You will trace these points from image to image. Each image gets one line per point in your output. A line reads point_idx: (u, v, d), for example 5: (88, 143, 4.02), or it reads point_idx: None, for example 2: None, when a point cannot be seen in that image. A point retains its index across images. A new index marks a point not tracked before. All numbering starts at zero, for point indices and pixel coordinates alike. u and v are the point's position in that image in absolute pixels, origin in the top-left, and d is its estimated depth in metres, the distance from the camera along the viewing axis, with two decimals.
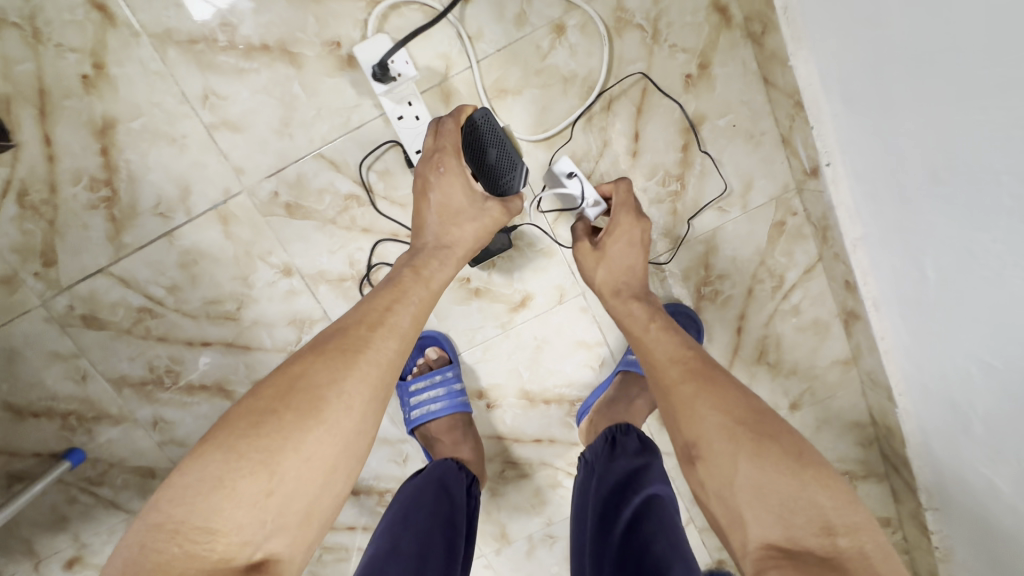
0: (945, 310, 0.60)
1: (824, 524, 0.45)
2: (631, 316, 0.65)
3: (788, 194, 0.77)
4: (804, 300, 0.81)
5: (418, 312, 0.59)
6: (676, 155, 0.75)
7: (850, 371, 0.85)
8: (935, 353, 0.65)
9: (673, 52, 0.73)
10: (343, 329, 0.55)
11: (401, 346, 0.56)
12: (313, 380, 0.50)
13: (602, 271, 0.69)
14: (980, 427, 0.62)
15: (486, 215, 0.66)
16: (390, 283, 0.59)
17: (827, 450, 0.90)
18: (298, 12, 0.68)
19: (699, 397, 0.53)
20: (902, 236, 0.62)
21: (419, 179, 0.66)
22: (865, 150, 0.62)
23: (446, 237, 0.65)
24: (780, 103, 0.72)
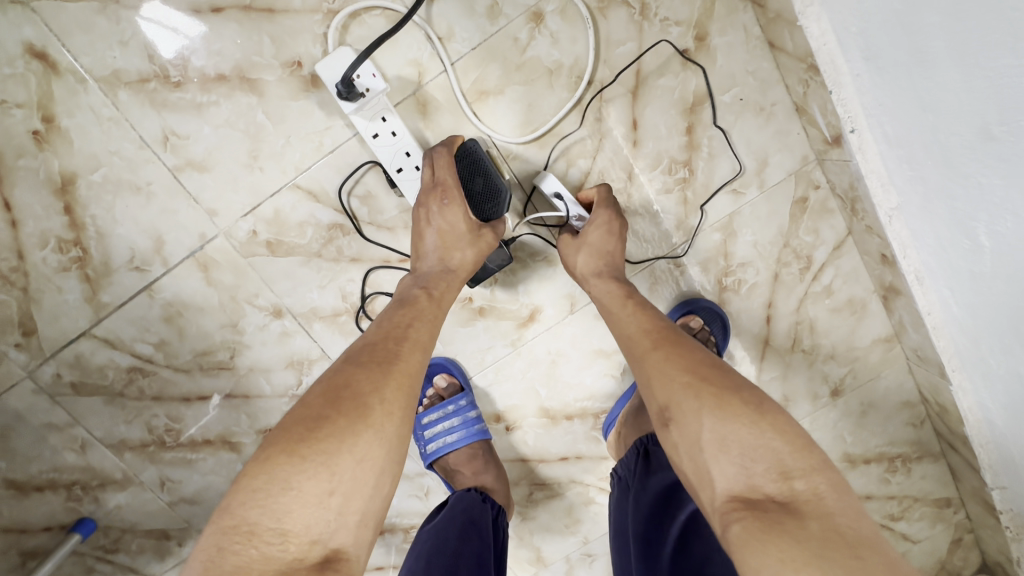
0: (1005, 280, 0.53)
1: (781, 469, 0.44)
2: (605, 294, 0.62)
3: (808, 167, 0.70)
4: (836, 279, 0.75)
5: (437, 328, 0.55)
6: (681, 139, 0.68)
7: (894, 349, 0.79)
8: (995, 325, 0.58)
9: (665, 26, 0.66)
10: (373, 337, 0.51)
11: (428, 355, 0.52)
12: (360, 383, 0.46)
13: (579, 257, 0.65)
14: None
15: (482, 242, 0.61)
16: (404, 302, 0.55)
17: (876, 433, 0.84)
18: (252, 34, 0.63)
19: (667, 361, 0.52)
20: (945, 200, 0.55)
21: (419, 210, 0.60)
22: (895, 109, 0.55)
23: (456, 251, 0.60)
24: (790, 68, 0.65)
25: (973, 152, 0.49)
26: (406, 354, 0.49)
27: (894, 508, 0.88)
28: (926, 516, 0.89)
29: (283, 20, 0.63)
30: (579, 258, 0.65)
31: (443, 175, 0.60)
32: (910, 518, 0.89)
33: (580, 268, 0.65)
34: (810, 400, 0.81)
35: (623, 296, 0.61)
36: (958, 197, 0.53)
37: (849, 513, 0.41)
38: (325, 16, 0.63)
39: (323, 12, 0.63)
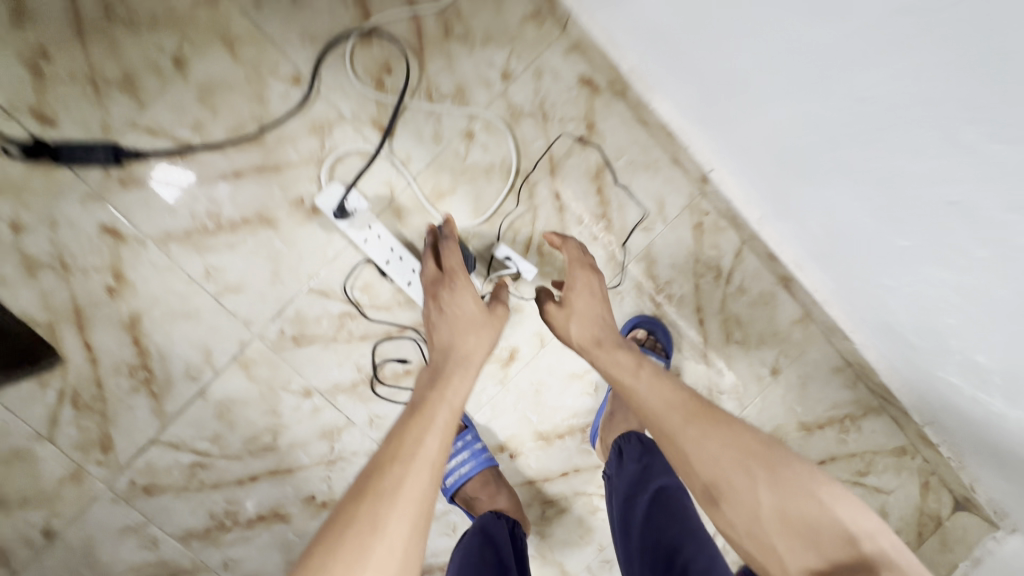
0: (868, 253, 0.68)
1: (846, 538, 0.55)
2: (616, 363, 0.70)
3: (696, 200, 0.90)
4: (745, 280, 0.93)
5: (447, 435, 0.59)
6: (595, 198, 0.90)
7: (811, 326, 0.96)
8: (858, 289, 0.77)
9: (563, 122, 0.87)
10: (380, 460, 0.56)
11: (436, 473, 0.56)
12: (358, 521, 0.51)
13: (575, 323, 0.74)
14: (913, 336, 0.74)
15: (490, 323, 0.73)
16: (414, 412, 0.60)
17: (820, 401, 0.98)
18: (265, 185, 0.84)
19: (708, 438, 0.61)
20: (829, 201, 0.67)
21: (433, 300, 0.75)
22: (739, 155, 0.77)
23: (462, 344, 0.69)
24: (661, 135, 0.87)
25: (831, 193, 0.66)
26: (405, 479, 0.54)
27: (860, 464, 1.01)
28: (887, 465, 1.02)
29: (286, 171, 0.85)
30: (578, 328, 0.74)
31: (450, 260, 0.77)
32: (876, 471, 1.02)
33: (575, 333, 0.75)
34: (755, 381, 0.96)
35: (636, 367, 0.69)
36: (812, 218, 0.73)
37: (908, 561, 0.53)
38: (316, 163, 0.85)
39: (314, 160, 0.85)
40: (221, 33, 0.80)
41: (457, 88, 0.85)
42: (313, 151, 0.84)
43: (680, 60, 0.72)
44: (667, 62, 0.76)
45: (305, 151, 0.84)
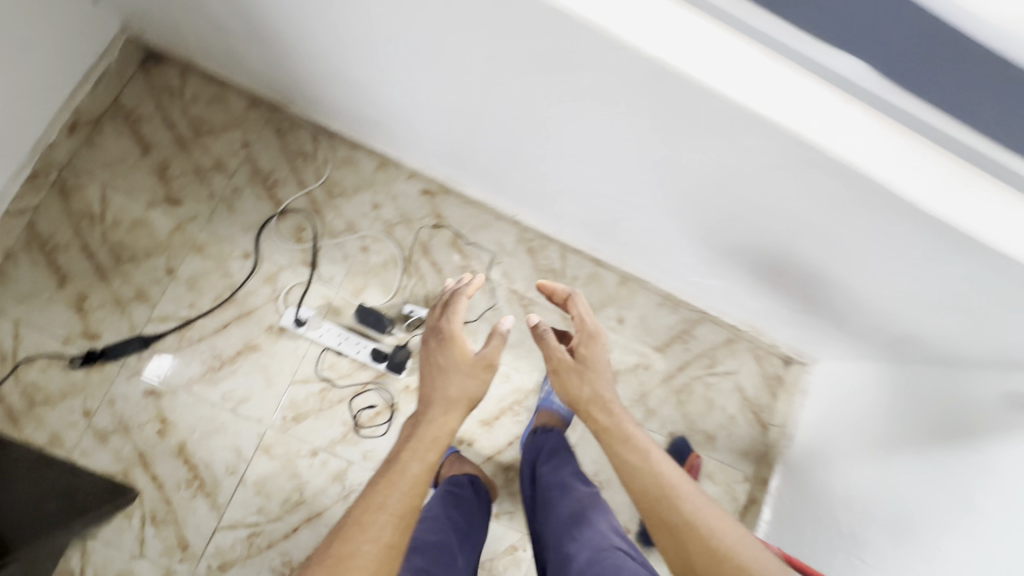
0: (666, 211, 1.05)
1: None
2: (621, 440, 0.91)
3: (521, 233, 1.37)
4: (574, 269, 1.38)
5: (417, 487, 0.74)
6: (459, 255, 1.35)
7: (630, 282, 1.41)
8: (629, 244, 1.28)
9: (421, 218, 1.35)
10: (369, 499, 0.71)
11: (398, 522, 0.70)
12: (337, 555, 0.66)
13: (576, 384, 0.99)
14: (668, 255, 1.24)
15: (470, 377, 0.90)
16: (397, 469, 0.75)
17: (661, 327, 1.41)
18: (243, 326, 1.25)
19: (695, 527, 0.79)
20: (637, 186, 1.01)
21: (429, 361, 0.93)
22: (529, 199, 1.25)
23: (446, 402, 0.85)
24: (482, 204, 1.36)
25: (591, 204, 1.14)
26: (383, 514, 0.70)
27: (708, 360, 1.43)
28: (728, 354, 1.43)
29: (255, 312, 1.26)
30: (584, 391, 0.98)
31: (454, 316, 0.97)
32: (721, 360, 1.43)
33: (575, 394, 0.99)
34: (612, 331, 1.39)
35: (619, 431, 0.92)
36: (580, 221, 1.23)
37: None
38: (272, 300, 1.26)
39: (270, 299, 1.26)
40: (192, 245, 1.26)
41: (349, 223, 1.32)
42: (269, 294, 1.27)
43: (468, 165, 1.23)
44: (460, 168, 1.26)
45: (264, 295, 1.26)
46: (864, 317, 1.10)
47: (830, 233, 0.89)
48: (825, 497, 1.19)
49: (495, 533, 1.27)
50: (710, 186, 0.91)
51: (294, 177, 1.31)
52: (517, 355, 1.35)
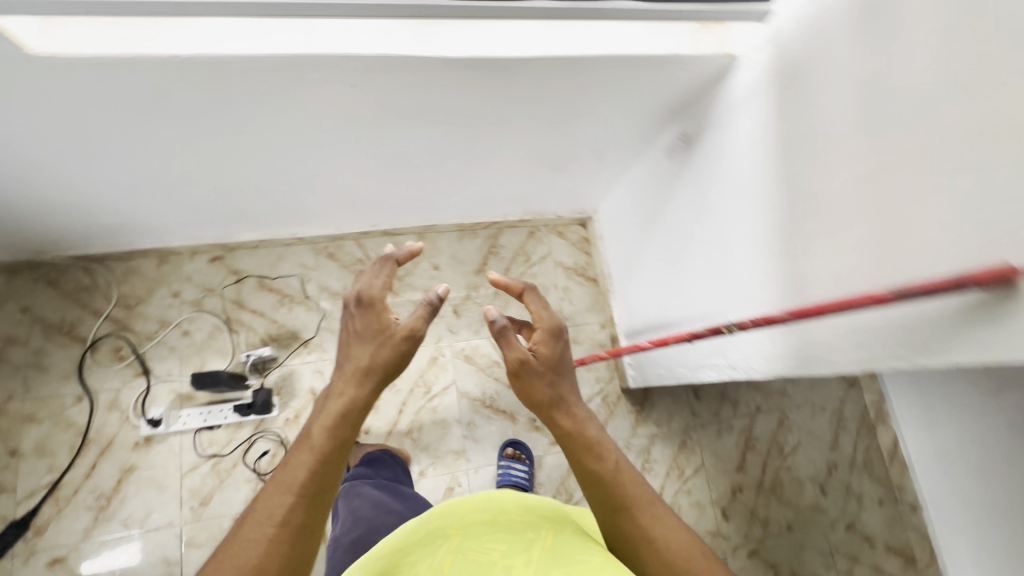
0: (401, 133, 1.05)
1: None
2: (582, 450, 0.78)
3: (314, 246, 1.51)
4: (375, 249, 1.54)
5: (326, 472, 0.69)
6: (272, 293, 1.47)
7: (426, 234, 1.59)
8: (396, 210, 1.44)
9: (222, 282, 1.45)
10: (276, 483, 0.67)
11: (302, 507, 0.66)
12: (243, 531, 0.64)
13: (541, 391, 0.81)
14: (427, 202, 1.42)
15: (387, 345, 0.77)
16: (309, 445, 0.70)
17: (472, 254, 1.60)
18: (111, 456, 1.30)
19: (654, 539, 0.71)
20: (364, 123, 0.99)
21: (350, 332, 0.79)
22: (291, 217, 1.40)
23: (356, 374, 0.75)
24: (267, 241, 1.49)
25: (334, 193, 1.30)
26: (290, 493, 0.66)
27: (523, 257, 1.64)
28: (536, 244, 1.66)
29: (115, 439, 1.31)
30: (545, 393, 0.81)
31: (374, 283, 0.80)
32: (533, 251, 1.65)
33: (538, 400, 0.81)
34: (434, 280, 1.57)
35: (580, 438, 0.79)
36: (342, 210, 1.39)
37: None
38: (125, 420, 1.32)
39: (123, 421, 1.32)
40: (24, 419, 1.29)
41: (160, 321, 1.40)
42: (120, 417, 1.32)
43: (222, 217, 1.35)
44: (223, 224, 1.38)
45: (115, 420, 1.32)
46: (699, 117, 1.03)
47: (486, 122, 1.06)
48: (631, 303, 1.48)
49: (429, 487, 1.40)
50: (409, 99, 0.92)
51: (89, 312, 1.38)
52: None
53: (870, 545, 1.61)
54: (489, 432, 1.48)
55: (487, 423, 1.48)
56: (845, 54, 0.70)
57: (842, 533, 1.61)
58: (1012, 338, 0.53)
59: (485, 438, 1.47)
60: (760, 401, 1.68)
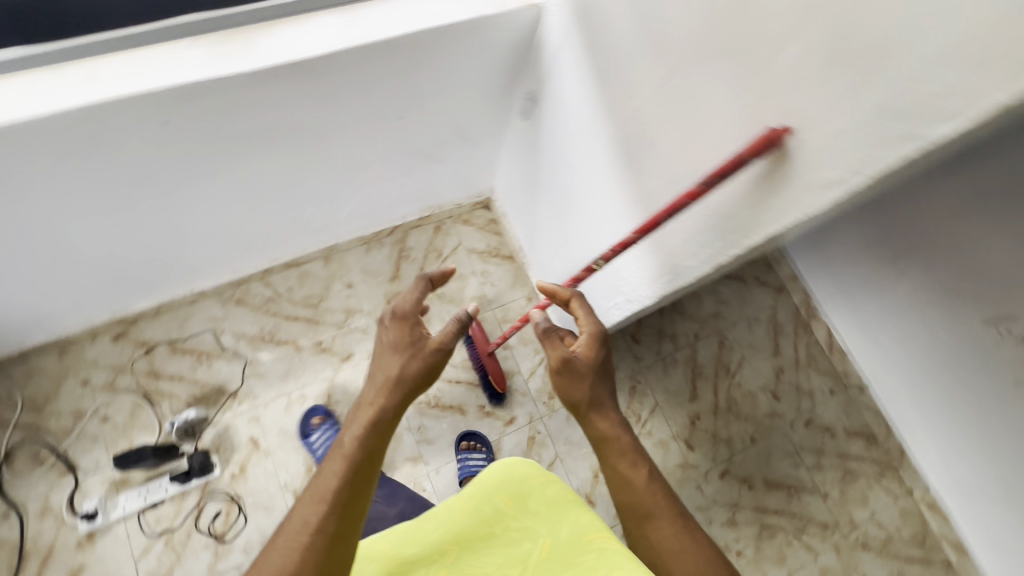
0: (248, 159, 1.03)
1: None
2: (615, 450, 0.90)
3: (219, 296, 1.48)
4: (283, 284, 1.52)
5: (363, 475, 0.81)
6: (187, 355, 1.43)
7: (332, 255, 1.56)
8: (290, 240, 1.41)
9: (131, 357, 1.40)
10: (312, 492, 0.79)
11: (341, 508, 0.78)
12: (296, 526, 0.76)
13: (583, 392, 0.93)
14: (317, 224, 1.39)
15: (414, 358, 0.92)
16: (348, 449, 0.83)
17: (383, 262, 1.58)
18: (54, 563, 1.24)
19: (670, 535, 0.82)
20: (204, 156, 0.97)
21: (382, 347, 0.94)
22: (182, 273, 1.36)
23: (385, 386, 0.89)
24: (168, 304, 1.44)
25: (215, 238, 1.26)
26: (332, 494, 0.78)
27: (435, 252, 1.62)
28: (444, 238, 1.64)
29: (55, 544, 1.25)
30: (581, 394, 0.93)
31: (406, 301, 0.95)
32: (444, 245, 1.64)
33: (579, 398, 0.93)
34: (351, 299, 1.54)
35: (612, 441, 0.91)
36: (231, 252, 1.35)
37: None
38: (61, 523, 1.27)
39: (58, 524, 1.27)
40: None
41: (75, 413, 1.35)
42: (55, 522, 1.27)
43: (109, 291, 1.30)
44: (113, 298, 1.34)
45: (50, 526, 1.26)
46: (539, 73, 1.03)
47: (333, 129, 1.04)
48: (541, 269, 1.49)
49: None
50: (235, 119, 0.91)
51: None
52: (298, 375, 1.46)
53: (831, 434, 1.67)
54: (441, 431, 1.48)
55: (436, 422, 1.48)
56: None
57: (802, 431, 1.67)
58: (794, 195, 0.56)
59: (439, 437, 1.47)
60: (697, 328, 1.73)
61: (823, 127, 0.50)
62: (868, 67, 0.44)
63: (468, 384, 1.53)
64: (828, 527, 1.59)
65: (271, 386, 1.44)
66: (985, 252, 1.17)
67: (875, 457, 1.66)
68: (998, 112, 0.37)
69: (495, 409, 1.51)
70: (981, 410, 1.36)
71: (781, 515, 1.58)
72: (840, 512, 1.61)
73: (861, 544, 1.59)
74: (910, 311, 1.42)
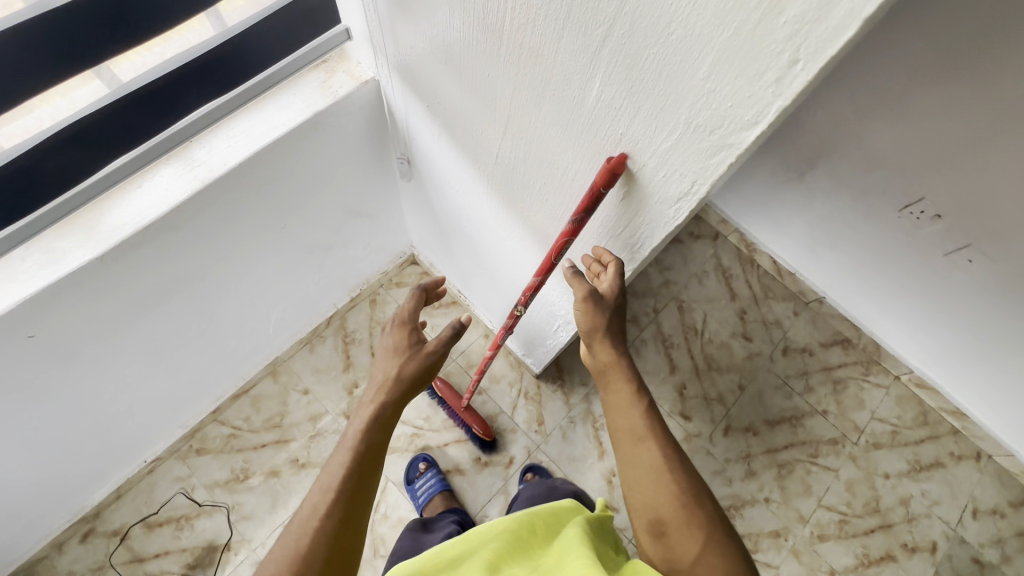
0: (142, 325, 0.97)
1: (704, 529, 0.65)
2: (616, 381, 0.77)
3: (177, 454, 1.39)
4: (238, 416, 1.44)
5: (369, 469, 0.74)
6: (166, 526, 1.35)
7: (277, 368, 1.49)
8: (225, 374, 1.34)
9: (106, 552, 1.31)
10: (316, 485, 0.71)
11: (345, 503, 0.70)
12: (300, 520, 0.68)
13: (603, 318, 0.76)
14: (246, 349, 1.31)
15: (416, 356, 0.87)
16: (352, 440, 0.76)
17: (330, 355, 1.52)
18: None
19: (666, 467, 0.70)
20: (94, 342, 0.92)
21: (381, 348, 0.89)
22: (127, 451, 1.28)
23: (384, 385, 0.83)
24: (123, 485, 1.34)
25: (140, 408, 1.17)
26: (337, 485, 0.71)
27: (378, 325, 1.55)
28: (383, 308, 1.57)
29: None
30: (601, 320, 0.76)
31: (406, 308, 0.93)
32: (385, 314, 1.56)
33: (597, 324, 0.76)
34: (312, 405, 1.47)
35: (613, 369, 0.78)
36: (166, 412, 1.25)
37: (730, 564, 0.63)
38: None
39: None
40: None
41: None
42: None
43: (55, 501, 1.21)
44: (63, 504, 1.24)
45: None
46: (403, 139, 1.01)
47: (219, 264, 0.99)
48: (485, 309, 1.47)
49: None
50: (111, 294, 0.86)
51: None
52: (286, 502, 1.39)
53: (811, 353, 1.70)
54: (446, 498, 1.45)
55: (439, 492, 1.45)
56: (417, 35, 0.71)
57: (783, 360, 1.70)
58: (651, 183, 0.53)
59: None
60: (653, 303, 1.74)
61: (652, 149, 0.50)
62: (663, 93, 0.44)
63: (457, 442, 1.50)
64: (838, 442, 1.62)
65: (261, 523, 1.37)
66: (879, 148, 1.19)
67: (856, 358, 1.70)
68: (780, 117, 0.37)
69: (491, 456, 1.49)
70: (931, 288, 1.39)
71: (792, 449, 1.61)
72: (843, 422, 1.64)
73: (872, 445, 1.62)
74: (837, 219, 1.45)
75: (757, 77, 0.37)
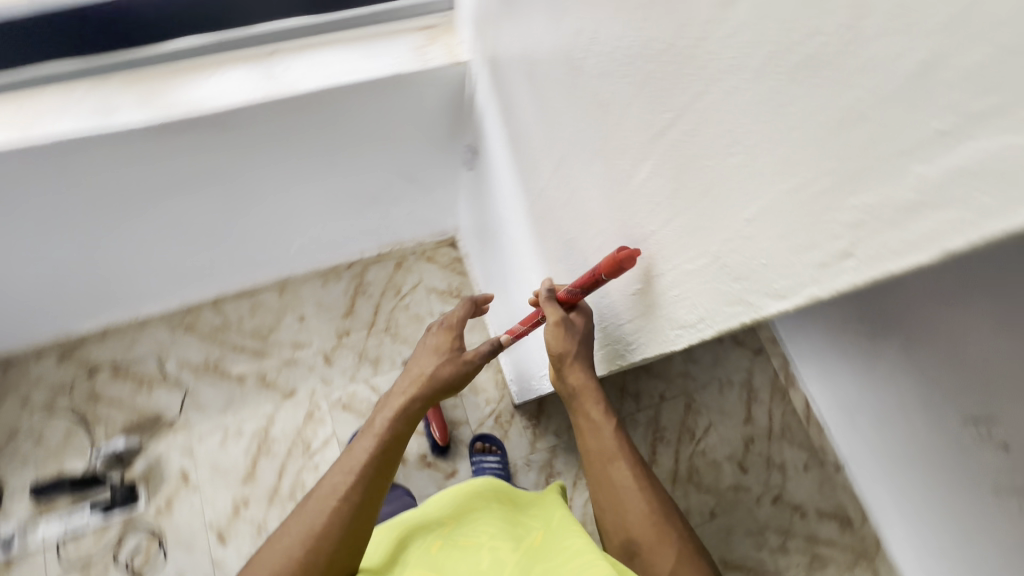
0: (173, 198, 1.00)
1: (677, 547, 0.68)
2: (586, 406, 0.75)
3: (168, 321, 1.45)
4: (234, 313, 1.48)
5: (390, 461, 0.76)
6: (130, 380, 1.40)
7: (286, 286, 1.51)
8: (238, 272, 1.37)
9: (73, 377, 1.39)
10: (342, 463, 0.75)
11: (364, 488, 0.73)
12: (322, 496, 0.72)
13: (574, 345, 0.72)
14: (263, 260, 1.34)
15: (455, 360, 0.85)
16: (378, 431, 0.77)
17: (338, 296, 1.52)
18: None
19: (641, 491, 0.72)
20: (126, 197, 0.97)
21: (425, 344, 0.88)
22: (127, 300, 1.35)
23: (417, 380, 0.82)
24: (114, 325, 1.42)
25: (147, 270, 1.22)
26: (357, 472, 0.73)
27: (393, 289, 1.54)
28: (405, 274, 1.55)
29: None
30: (571, 346, 0.72)
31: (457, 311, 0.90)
32: (404, 281, 1.55)
33: (569, 349, 0.72)
34: (301, 334, 1.48)
35: (585, 392, 0.75)
36: (170, 282, 1.30)
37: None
38: None
39: None
40: None
41: (10, 431, 1.34)
42: None
43: (50, 313, 1.29)
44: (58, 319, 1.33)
45: None
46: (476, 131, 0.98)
47: (260, 174, 1.00)
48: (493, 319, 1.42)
49: None
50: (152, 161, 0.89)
51: None
52: (237, 410, 1.41)
53: (802, 515, 1.54)
54: None
55: None
56: (513, 38, 0.66)
57: (769, 509, 1.55)
58: (666, 302, 0.47)
59: None
60: (664, 388, 1.63)
61: (675, 264, 0.43)
62: (703, 213, 0.37)
63: None
64: None
65: (207, 416, 1.40)
66: None
67: (849, 544, 1.52)
68: (811, 304, 0.30)
69: (438, 459, 1.45)
70: None
71: None
72: None
73: None
74: None
75: (805, 250, 0.30)
